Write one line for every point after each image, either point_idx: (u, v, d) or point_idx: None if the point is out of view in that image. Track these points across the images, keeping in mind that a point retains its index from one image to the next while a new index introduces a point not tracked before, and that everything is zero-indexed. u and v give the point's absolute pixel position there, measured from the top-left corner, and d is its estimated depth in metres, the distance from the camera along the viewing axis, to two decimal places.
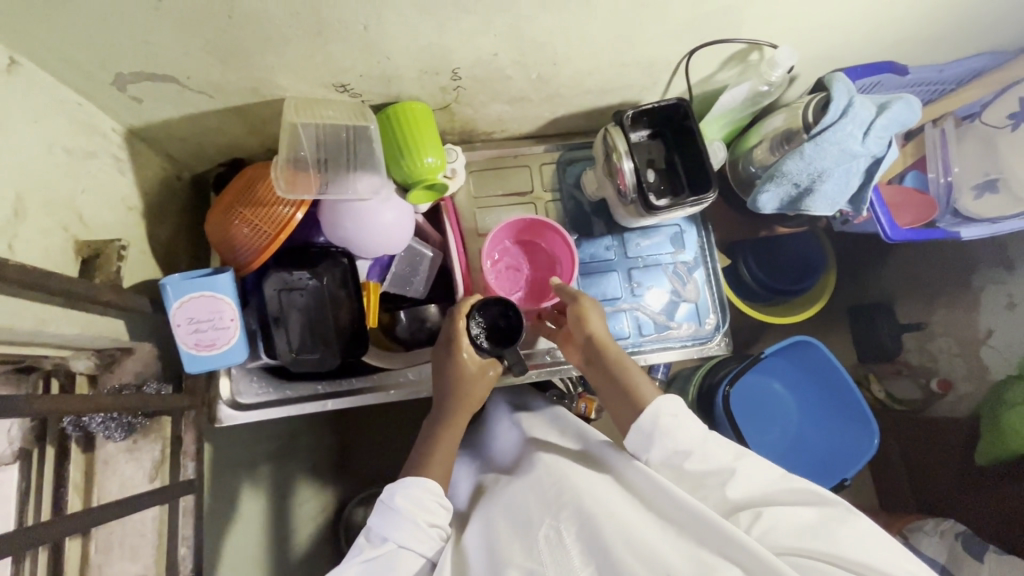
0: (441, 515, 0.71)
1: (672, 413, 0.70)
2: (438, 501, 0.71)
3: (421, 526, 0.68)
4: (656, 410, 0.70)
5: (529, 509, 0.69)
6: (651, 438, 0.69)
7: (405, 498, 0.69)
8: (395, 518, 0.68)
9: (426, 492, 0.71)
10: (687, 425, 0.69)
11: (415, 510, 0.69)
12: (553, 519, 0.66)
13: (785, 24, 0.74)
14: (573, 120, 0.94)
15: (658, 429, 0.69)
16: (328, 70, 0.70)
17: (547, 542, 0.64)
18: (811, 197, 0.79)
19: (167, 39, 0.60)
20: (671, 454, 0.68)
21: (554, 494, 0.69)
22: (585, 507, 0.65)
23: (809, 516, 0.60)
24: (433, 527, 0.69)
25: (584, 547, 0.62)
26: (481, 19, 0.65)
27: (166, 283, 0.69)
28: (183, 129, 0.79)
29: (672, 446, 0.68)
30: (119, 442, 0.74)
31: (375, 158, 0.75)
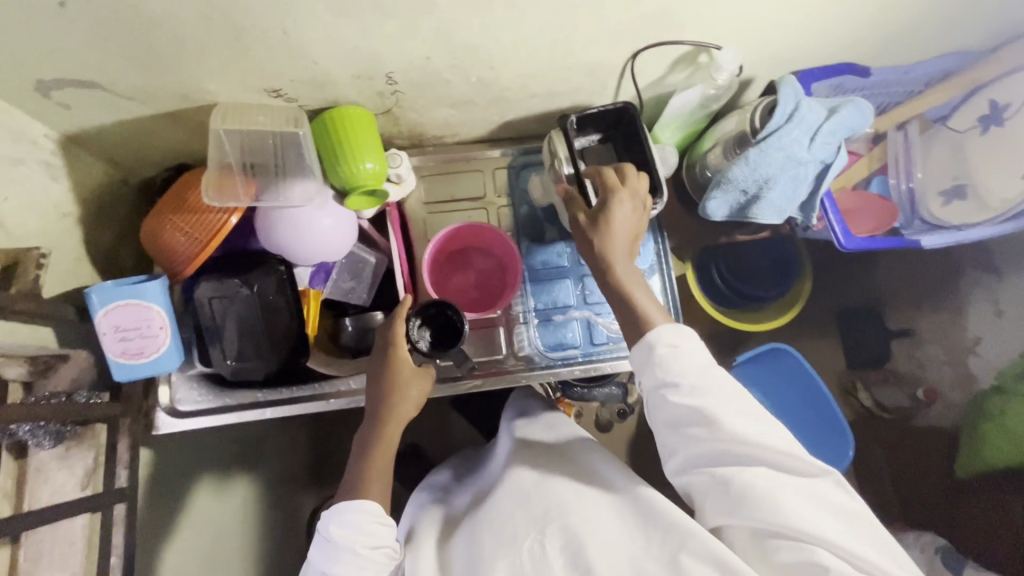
0: (385, 535, 0.66)
1: (671, 343, 0.64)
2: (381, 523, 0.67)
3: (360, 553, 0.63)
4: (657, 339, 0.65)
5: (513, 523, 0.67)
6: (649, 361, 0.65)
7: (341, 525, 0.65)
8: (333, 549, 0.64)
9: (366, 515, 0.66)
10: (687, 355, 0.64)
11: (352, 537, 0.64)
12: (539, 533, 0.64)
13: (729, 26, 0.71)
14: (525, 124, 0.92)
15: (655, 359, 0.64)
16: (256, 75, 0.69)
17: (531, 557, 0.63)
18: (759, 204, 0.76)
19: (83, 46, 0.60)
20: (661, 382, 0.64)
21: (540, 508, 0.67)
22: (572, 524, 0.64)
23: (799, 494, 0.58)
24: (378, 550, 0.65)
25: (569, 564, 0.61)
26: (404, 23, 0.63)
27: (92, 291, 0.68)
28: (121, 135, 0.78)
29: (664, 375, 0.64)
30: (49, 450, 0.73)
31: (308, 164, 0.74)
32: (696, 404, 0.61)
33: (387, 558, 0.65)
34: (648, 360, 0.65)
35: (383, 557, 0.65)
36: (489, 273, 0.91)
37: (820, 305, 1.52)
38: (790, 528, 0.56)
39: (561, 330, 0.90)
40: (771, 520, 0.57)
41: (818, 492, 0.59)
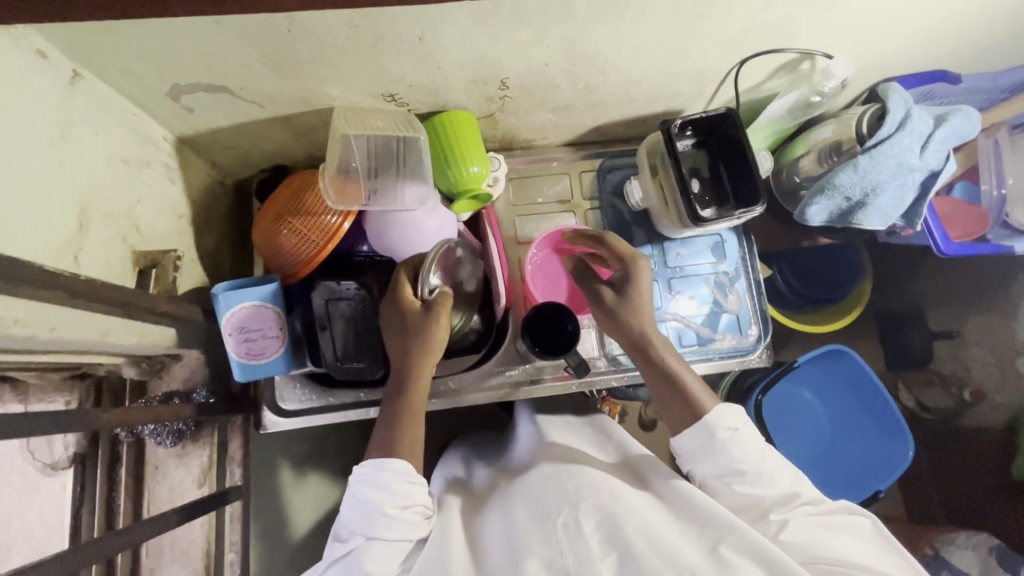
0: (415, 493, 0.64)
1: (730, 426, 0.68)
2: (410, 484, 0.64)
3: (388, 513, 0.61)
4: (714, 423, 0.68)
5: (545, 499, 0.65)
6: (707, 446, 0.68)
7: (369, 485, 0.64)
8: (363, 507, 0.62)
9: (392, 474, 0.64)
10: (744, 441, 0.67)
11: (381, 497, 0.62)
12: (572, 509, 0.62)
13: (843, 35, 0.72)
14: (615, 128, 0.93)
15: (717, 445, 0.67)
16: (379, 80, 0.70)
17: (566, 533, 0.60)
18: (864, 211, 0.77)
19: (227, 52, 0.60)
20: (723, 470, 0.66)
21: (572, 487, 0.66)
22: (607, 500, 0.62)
23: (851, 540, 0.59)
24: (409, 509, 0.63)
25: (605, 539, 0.58)
26: (536, 31, 0.64)
27: (217, 293, 0.70)
28: (230, 137, 0.79)
29: (727, 462, 0.66)
30: (169, 448, 0.75)
31: (423, 168, 0.75)
32: (761, 494, 0.64)
33: (419, 516, 0.64)
34: (704, 440, 0.68)
35: (415, 515, 0.64)
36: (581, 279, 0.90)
37: None
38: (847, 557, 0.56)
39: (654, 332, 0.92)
40: (826, 554, 0.57)
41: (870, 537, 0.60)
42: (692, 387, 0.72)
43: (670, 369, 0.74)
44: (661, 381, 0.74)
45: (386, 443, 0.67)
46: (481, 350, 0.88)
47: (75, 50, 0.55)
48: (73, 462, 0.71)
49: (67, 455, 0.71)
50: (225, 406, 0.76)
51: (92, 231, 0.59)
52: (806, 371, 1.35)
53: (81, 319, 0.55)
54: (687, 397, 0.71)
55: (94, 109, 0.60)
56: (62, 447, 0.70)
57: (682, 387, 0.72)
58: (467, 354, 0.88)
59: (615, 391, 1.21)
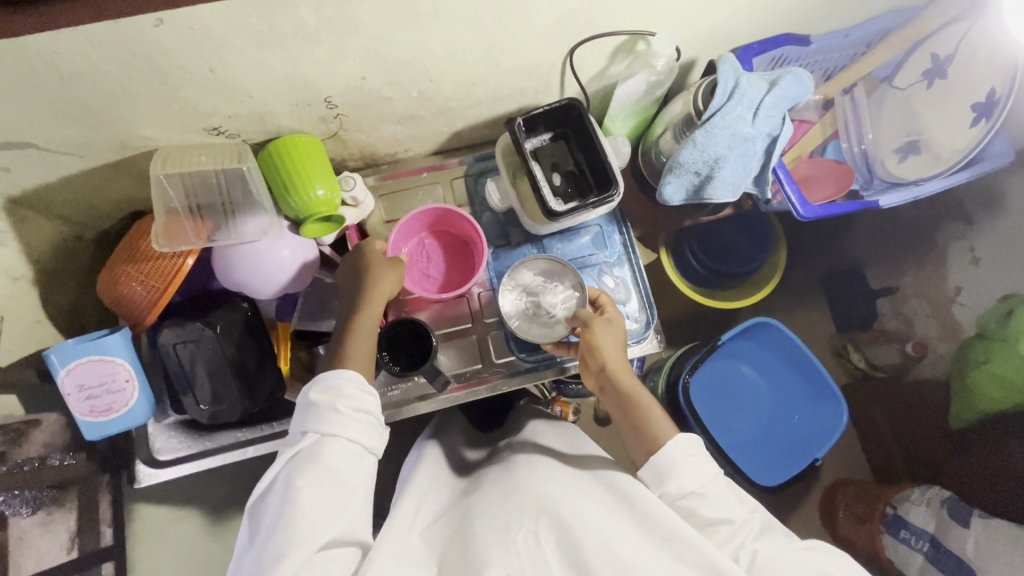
0: (367, 401, 0.63)
1: (690, 452, 0.66)
2: (360, 388, 0.63)
3: (337, 411, 0.61)
4: (670, 450, 0.66)
5: (505, 515, 0.63)
6: (665, 473, 0.65)
7: (322, 390, 0.63)
8: (315, 413, 0.61)
9: (345, 380, 0.63)
10: (704, 466, 0.65)
11: (331, 400, 0.61)
12: (531, 525, 0.61)
13: (660, 12, 0.72)
14: (478, 131, 0.92)
15: (676, 470, 0.65)
16: (191, 115, 0.68)
17: (525, 550, 0.59)
18: (712, 184, 0.76)
19: (4, 108, 0.59)
20: (683, 490, 0.64)
21: (531, 500, 0.64)
22: (565, 515, 0.60)
23: (823, 560, 0.59)
24: (359, 414, 0.62)
25: (562, 557, 0.58)
26: (333, 47, 0.63)
27: (52, 351, 0.67)
28: (65, 192, 0.77)
29: (687, 483, 0.64)
30: (28, 518, 0.72)
31: (257, 198, 0.73)
32: (724, 516, 0.62)
33: (370, 425, 0.62)
34: (662, 455, 0.66)
35: (364, 422, 0.62)
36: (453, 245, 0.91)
37: (799, 273, 1.52)
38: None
39: None
40: None
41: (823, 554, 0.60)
42: (651, 412, 0.71)
43: (631, 394, 0.72)
44: (619, 411, 0.73)
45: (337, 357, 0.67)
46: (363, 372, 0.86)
47: None
48: None
49: None
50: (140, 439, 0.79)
51: None
52: (736, 347, 1.34)
53: None
54: (644, 431, 0.69)
55: None
56: None
57: (642, 415, 0.71)
58: None
59: (566, 390, 1.17)
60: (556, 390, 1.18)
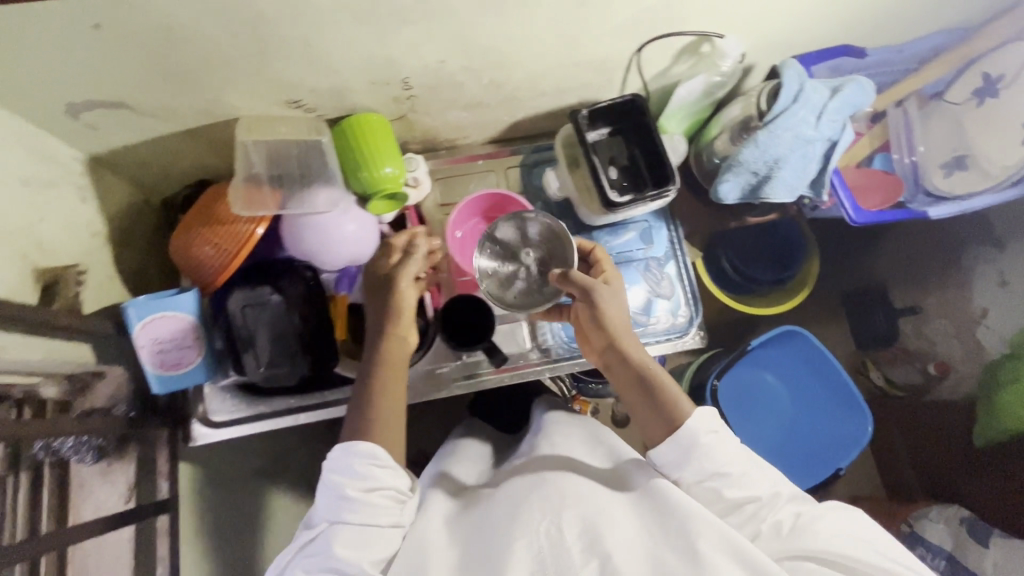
0: (384, 477, 0.62)
1: (712, 429, 0.65)
2: (373, 463, 0.62)
3: (349, 494, 0.60)
4: (695, 428, 0.64)
5: (525, 503, 0.60)
6: (689, 455, 0.64)
7: (334, 470, 0.63)
8: (330, 492, 0.61)
9: (354, 455, 0.63)
10: (725, 442, 0.65)
11: (344, 479, 0.61)
12: (552, 515, 0.58)
13: (731, 15, 0.74)
14: (535, 123, 0.95)
15: (698, 450, 0.63)
16: (277, 86, 0.71)
17: (548, 539, 0.56)
18: (770, 184, 0.79)
19: (111, 66, 0.61)
20: (705, 471, 0.63)
21: (552, 493, 0.61)
22: (588, 508, 0.58)
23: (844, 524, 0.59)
24: (376, 491, 0.61)
25: (586, 547, 0.54)
26: (422, 28, 0.66)
27: (130, 304, 0.70)
28: (142, 154, 0.80)
29: (710, 465, 0.63)
30: (91, 466, 0.75)
31: (331, 170, 0.77)
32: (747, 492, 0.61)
33: (388, 500, 0.61)
34: (682, 444, 0.64)
35: (381, 499, 0.61)
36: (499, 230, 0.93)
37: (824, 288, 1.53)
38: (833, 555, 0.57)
39: None
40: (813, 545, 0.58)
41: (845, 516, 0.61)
42: (670, 388, 0.69)
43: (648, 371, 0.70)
44: (634, 389, 0.70)
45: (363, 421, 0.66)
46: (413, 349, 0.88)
47: None
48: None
49: None
50: (196, 398, 0.82)
51: None
52: (763, 354, 1.35)
53: None
54: (665, 409, 0.67)
55: None
56: None
57: (660, 392, 0.69)
58: None
59: (585, 389, 1.15)
60: (577, 389, 1.17)
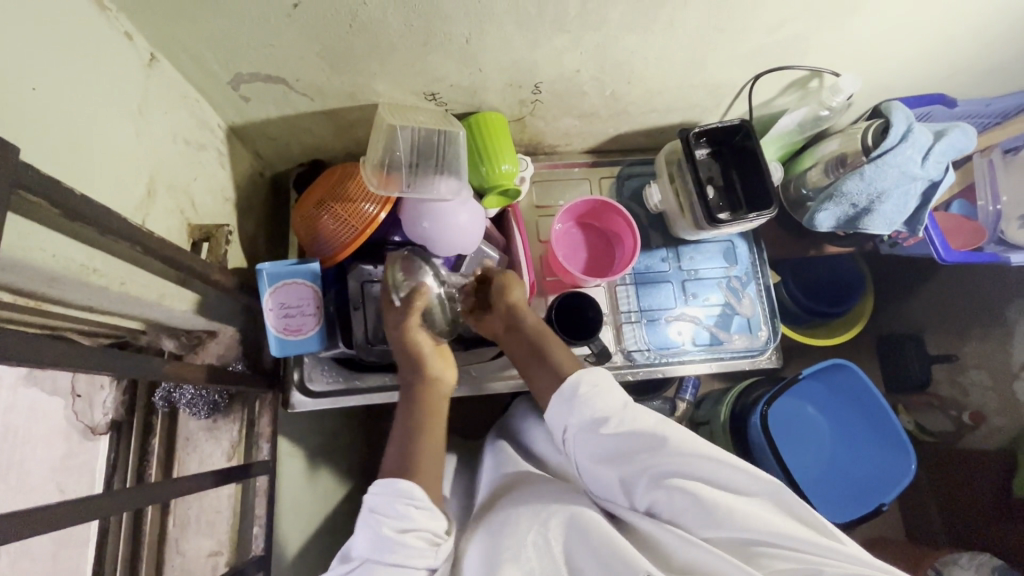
0: (419, 517, 0.62)
1: (593, 382, 0.67)
2: (409, 505, 0.62)
3: (385, 534, 0.60)
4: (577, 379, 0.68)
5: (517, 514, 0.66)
6: (572, 406, 0.67)
7: (374, 502, 0.64)
8: (370, 531, 0.61)
9: (394, 495, 0.63)
10: (604, 394, 0.67)
11: (387, 519, 0.61)
12: (541, 527, 0.63)
13: (849, 55, 0.79)
14: (634, 137, 0.99)
15: (580, 402, 0.67)
16: (423, 79, 0.75)
17: (536, 549, 0.61)
18: (869, 216, 0.84)
19: (290, 44, 0.66)
20: (591, 420, 0.66)
21: (536, 504, 0.66)
22: (577, 517, 0.64)
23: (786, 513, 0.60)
24: (410, 533, 0.61)
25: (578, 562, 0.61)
26: (571, 38, 0.71)
27: (262, 268, 0.74)
28: (276, 129, 0.84)
29: (592, 413, 0.66)
30: (201, 420, 0.78)
31: (459, 163, 0.79)
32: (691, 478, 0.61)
33: (423, 543, 0.61)
34: (566, 402, 0.68)
35: (417, 540, 0.61)
36: (604, 246, 0.96)
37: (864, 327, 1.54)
38: (761, 536, 0.59)
39: (665, 331, 0.96)
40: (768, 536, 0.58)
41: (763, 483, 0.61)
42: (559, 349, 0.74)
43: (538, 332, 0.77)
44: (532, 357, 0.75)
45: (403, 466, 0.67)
46: None
47: (156, 32, 0.61)
48: (110, 428, 0.76)
49: (106, 420, 0.76)
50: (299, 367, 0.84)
51: (158, 201, 0.63)
52: (807, 386, 1.35)
53: (155, 282, 0.60)
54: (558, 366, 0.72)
55: (164, 89, 0.65)
56: (103, 412, 0.76)
57: (545, 348, 0.75)
58: (486, 347, 0.93)
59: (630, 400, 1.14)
60: None
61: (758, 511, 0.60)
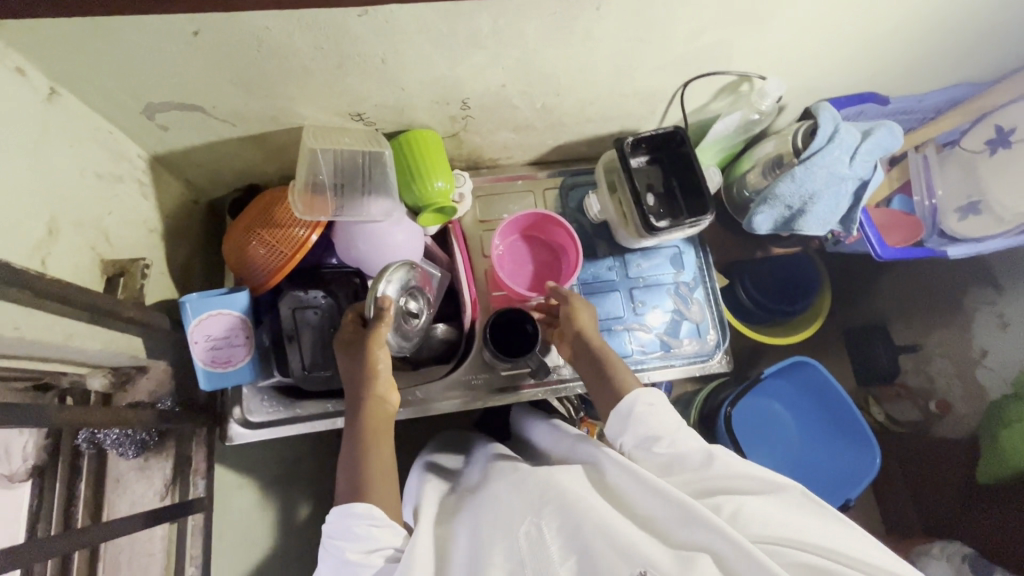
0: (380, 535, 0.60)
1: (649, 403, 0.68)
2: (368, 524, 0.60)
3: (348, 560, 0.59)
4: (633, 398, 0.69)
5: (508, 505, 0.59)
6: (628, 421, 0.68)
7: (335, 529, 0.62)
8: (334, 558, 0.60)
9: (351, 517, 0.61)
10: (660, 413, 0.67)
11: (347, 544, 0.60)
12: (535, 516, 0.56)
13: (772, 58, 0.79)
14: (575, 147, 0.99)
15: (636, 415, 0.67)
16: (346, 100, 0.74)
17: (527, 541, 0.54)
18: (804, 217, 0.84)
19: (198, 73, 0.64)
20: (642, 439, 0.66)
21: (537, 490, 0.59)
22: (568, 500, 0.56)
23: (818, 520, 0.55)
24: (373, 553, 0.59)
25: (564, 542, 0.53)
26: (490, 53, 0.70)
27: (185, 301, 0.72)
28: (203, 157, 0.82)
29: (645, 432, 0.66)
30: (131, 460, 0.77)
31: (389, 183, 0.78)
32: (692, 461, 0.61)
33: (385, 560, 0.59)
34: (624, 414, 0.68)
35: (380, 559, 0.59)
36: (547, 253, 0.96)
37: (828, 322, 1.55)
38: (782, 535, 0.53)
39: (617, 340, 0.95)
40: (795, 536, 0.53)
41: (780, 497, 0.56)
42: (618, 375, 0.74)
43: (600, 359, 0.77)
44: (597, 371, 0.76)
45: (354, 488, 0.65)
46: (451, 359, 0.92)
47: (52, 66, 0.59)
48: (30, 475, 0.70)
49: (24, 468, 0.70)
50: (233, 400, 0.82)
51: (61, 238, 0.61)
52: (772, 384, 1.34)
53: (57, 324, 0.58)
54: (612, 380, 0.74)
55: (68, 123, 0.64)
56: (21, 459, 0.70)
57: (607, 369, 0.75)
58: (436, 365, 0.91)
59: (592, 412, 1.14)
60: (582, 409, 1.14)
61: (788, 517, 0.54)
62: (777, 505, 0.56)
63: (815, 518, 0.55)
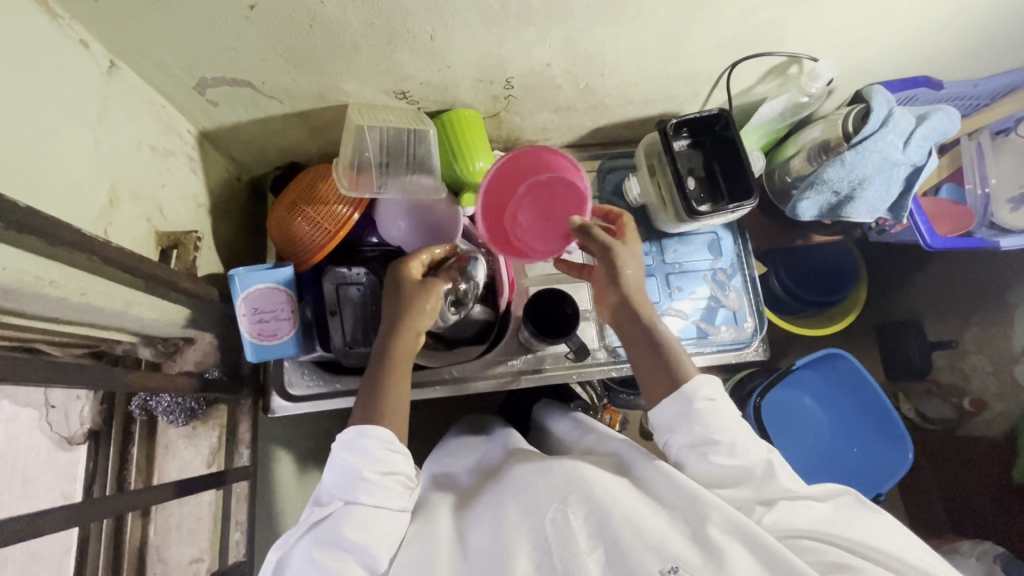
0: (397, 462, 0.62)
1: (708, 397, 0.64)
2: (388, 449, 0.62)
3: (366, 477, 0.59)
4: (695, 390, 0.64)
5: (538, 488, 0.59)
6: (682, 418, 0.64)
7: (349, 450, 0.61)
8: (345, 473, 0.60)
9: (371, 439, 0.62)
10: (721, 411, 0.63)
11: (363, 462, 0.60)
12: (560, 502, 0.56)
13: (826, 39, 0.77)
14: (614, 130, 0.98)
15: (692, 416, 0.63)
16: (392, 77, 0.74)
17: (553, 525, 0.54)
18: (852, 204, 0.83)
19: (251, 48, 0.65)
20: (698, 440, 0.62)
21: (562, 479, 0.58)
22: (596, 492, 0.55)
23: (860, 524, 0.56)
24: (389, 476, 0.61)
25: (593, 532, 0.53)
26: (539, 31, 0.69)
27: (234, 274, 0.74)
28: (249, 134, 0.83)
29: (702, 433, 0.62)
30: (179, 427, 0.81)
31: (432, 161, 0.78)
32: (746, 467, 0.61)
33: (400, 485, 0.61)
34: (682, 409, 0.64)
35: (395, 483, 0.61)
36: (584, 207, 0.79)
37: None
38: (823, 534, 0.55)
39: None
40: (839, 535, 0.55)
41: (835, 509, 0.57)
42: (675, 353, 0.68)
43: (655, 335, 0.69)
44: (644, 342, 0.70)
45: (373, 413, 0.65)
46: (485, 341, 0.92)
47: (112, 38, 0.60)
48: (86, 438, 0.76)
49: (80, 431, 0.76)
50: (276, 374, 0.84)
51: (121, 209, 0.63)
52: (804, 376, 1.32)
53: (119, 293, 0.59)
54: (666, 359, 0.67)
55: (126, 96, 0.65)
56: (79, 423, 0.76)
57: (665, 351, 0.68)
58: (470, 345, 0.91)
59: (619, 397, 1.15)
60: (610, 395, 1.13)
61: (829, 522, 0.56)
62: (825, 510, 0.57)
63: (859, 522, 0.56)
